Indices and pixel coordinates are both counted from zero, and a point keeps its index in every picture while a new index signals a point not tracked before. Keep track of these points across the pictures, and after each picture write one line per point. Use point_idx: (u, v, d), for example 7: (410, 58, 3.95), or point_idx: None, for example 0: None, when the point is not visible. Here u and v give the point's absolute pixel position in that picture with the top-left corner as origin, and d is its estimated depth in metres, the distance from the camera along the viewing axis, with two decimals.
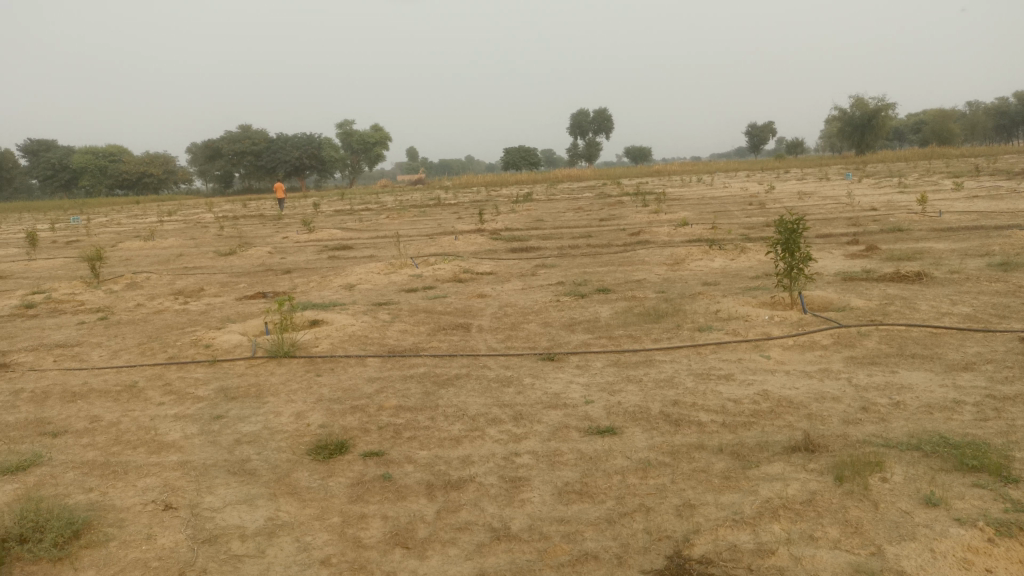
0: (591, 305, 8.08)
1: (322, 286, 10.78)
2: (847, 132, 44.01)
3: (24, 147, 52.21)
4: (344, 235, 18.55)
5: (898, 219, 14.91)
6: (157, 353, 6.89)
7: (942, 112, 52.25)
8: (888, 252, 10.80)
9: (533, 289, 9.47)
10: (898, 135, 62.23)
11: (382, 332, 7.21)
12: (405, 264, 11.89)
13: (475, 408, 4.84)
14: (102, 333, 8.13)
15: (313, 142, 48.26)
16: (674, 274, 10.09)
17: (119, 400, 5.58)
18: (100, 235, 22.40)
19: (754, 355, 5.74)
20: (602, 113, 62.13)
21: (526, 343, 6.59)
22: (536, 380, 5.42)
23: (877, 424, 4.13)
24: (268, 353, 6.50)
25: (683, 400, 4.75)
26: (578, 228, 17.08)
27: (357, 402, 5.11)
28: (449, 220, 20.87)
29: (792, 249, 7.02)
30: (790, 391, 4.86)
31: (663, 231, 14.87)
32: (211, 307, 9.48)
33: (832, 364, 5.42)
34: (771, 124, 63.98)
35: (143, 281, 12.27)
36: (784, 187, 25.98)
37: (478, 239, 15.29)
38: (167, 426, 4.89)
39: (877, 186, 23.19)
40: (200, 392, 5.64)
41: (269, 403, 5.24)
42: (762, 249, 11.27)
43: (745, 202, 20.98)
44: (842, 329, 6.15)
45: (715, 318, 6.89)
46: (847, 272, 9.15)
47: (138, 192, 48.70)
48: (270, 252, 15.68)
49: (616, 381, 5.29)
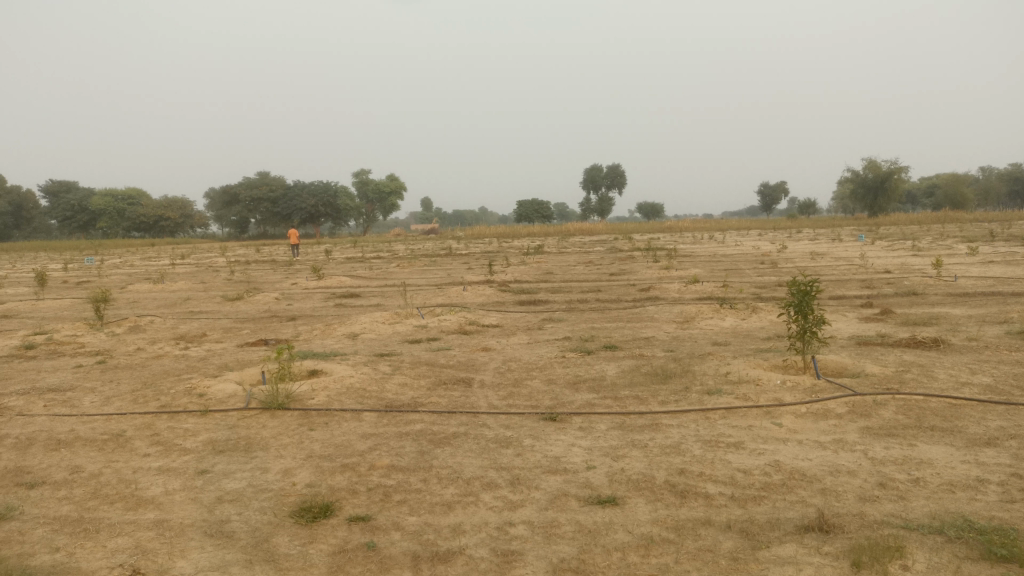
0: (597, 363, 7.86)
1: (325, 335, 10.63)
2: (860, 194, 44.05)
3: (45, 187, 53.02)
4: (353, 283, 18.50)
5: (913, 283, 14.70)
6: (149, 400, 6.72)
7: (955, 177, 52.31)
8: (903, 316, 10.58)
9: (538, 344, 9.28)
10: (910, 198, 62.34)
11: (381, 384, 7.01)
12: (410, 314, 11.74)
13: (471, 470, 4.61)
14: (97, 377, 7.98)
15: (329, 190, 48.76)
16: (684, 332, 9.88)
17: (103, 450, 5.38)
18: (111, 277, 22.47)
19: (765, 422, 5.50)
20: (615, 168, 62.66)
21: (528, 401, 6.37)
22: (537, 442, 5.19)
23: (895, 503, 3.88)
24: (262, 404, 6.32)
25: (689, 469, 4.51)
26: (588, 283, 16.94)
27: (348, 460, 4.89)
28: (458, 271, 20.80)
29: (806, 311, 6.82)
30: (803, 463, 4.61)
31: (673, 287, 14.70)
32: (211, 353, 9.33)
33: (847, 435, 5.17)
34: (783, 183, 64.23)
35: (147, 324, 12.17)
36: (797, 247, 25.87)
37: (486, 290, 15.17)
38: (148, 480, 4.68)
39: (891, 248, 23.01)
40: (187, 444, 5.45)
41: (257, 458, 5.03)
42: (774, 309, 11.07)
43: (757, 261, 20.83)
44: (857, 397, 5.91)
45: (725, 381, 6.66)
46: (862, 336, 8.91)
47: (154, 235, 49.18)
48: (277, 298, 15.61)
49: (620, 445, 5.06)
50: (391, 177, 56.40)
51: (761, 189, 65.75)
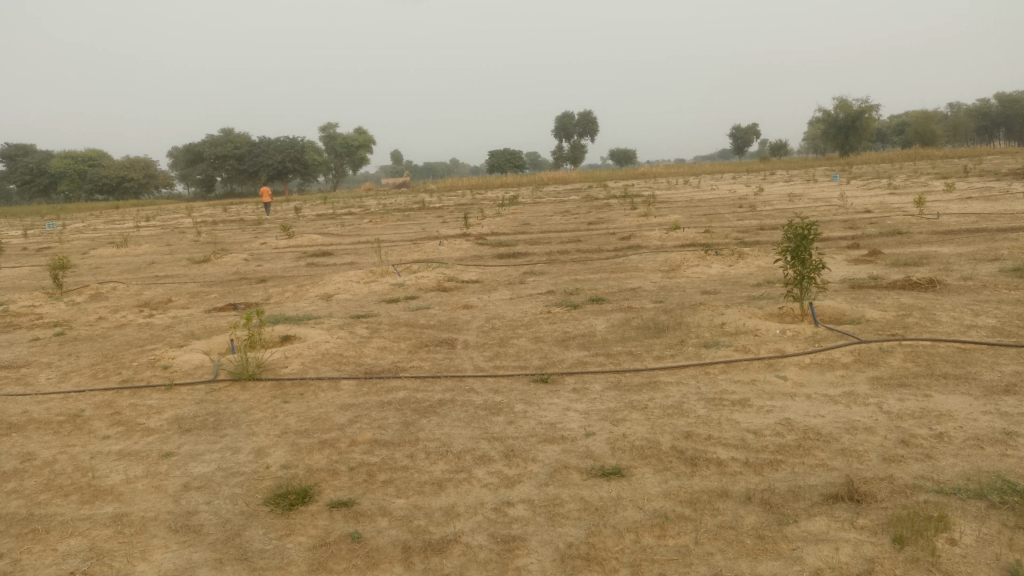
0: (585, 317, 7.50)
1: (297, 297, 10.13)
2: (831, 134, 43.79)
3: (1, 151, 51.10)
4: (325, 240, 17.90)
5: (895, 222, 14.48)
6: (110, 375, 6.26)
7: (925, 114, 52.14)
8: (892, 257, 10.31)
9: (521, 299, 8.89)
10: (881, 137, 62.26)
11: (359, 349, 6.61)
12: (386, 271, 11.27)
13: (461, 443, 4.25)
14: (54, 351, 7.46)
15: (296, 145, 47.40)
16: (670, 282, 9.55)
17: (59, 433, 4.94)
18: (73, 242, 21.62)
19: (769, 376, 5.19)
20: (586, 115, 61.71)
21: (516, 361, 6.02)
22: (529, 407, 4.84)
23: (923, 464, 3.59)
24: (231, 375, 5.90)
25: (696, 433, 4.19)
26: (566, 233, 16.51)
27: (326, 436, 4.51)
28: (433, 225, 20.22)
29: (803, 257, 6.51)
30: (816, 420, 4.31)
31: (654, 234, 14.33)
32: (178, 321, 8.83)
33: (857, 387, 4.88)
34: (755, 125, 63.76)
35: (109, 292, 11.58)
36: (775, 188, 25.60)
37: (463, 244, 14.71)
38: (107, 466, 4.27)
39: (866, 188, 22.82)
40: (151, 423, 5.02)
41: (227, 438, 4.63)
42: (761, 254, 10.76)
43: (736, 205, 20.51)
44: (863, 345, 5.63)
45: (722, 333, 6.34)
46: (854, 279, 8.64)
47: (118, 197, 47.70)
48: (247, 259, 15.02)
49: (618, 407, 4.72)
50: (359, 130, 55.01)
51: (733, 132, 65.25)
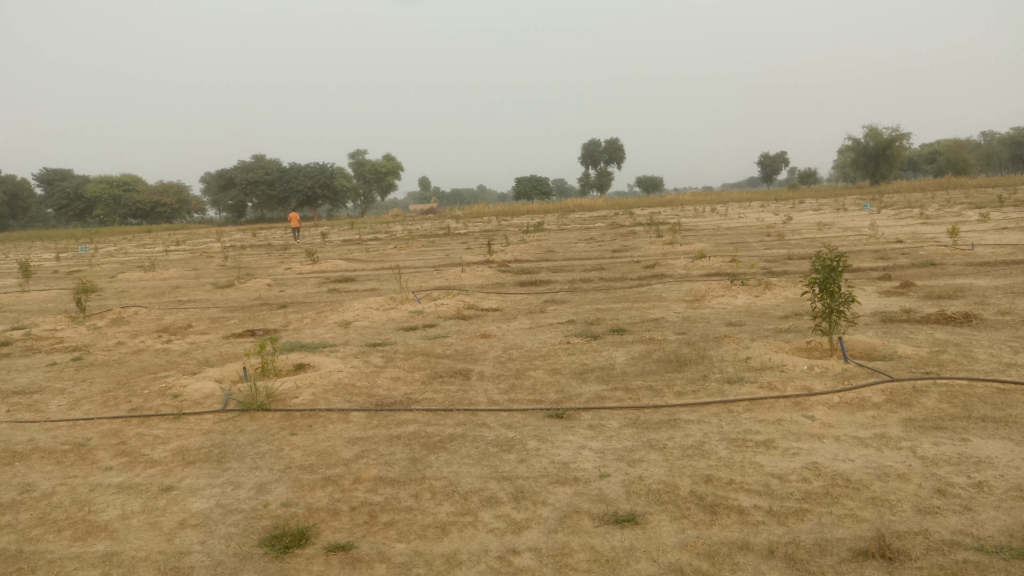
0: (605, 349, 7.30)
1: (316, 324, 10.05)
2: (861, 162, 43.28)
3: (39, 176, 52.32)
4: (348, 266, 17.90)
5: (928, 253, 14.10)
6: (119, 403, 6.17)
7: (957, 142, 51.39)
8: (925, 289, 9.98)
9: (541, 329, 8.70)
10: (912, 166, 61.45)
11: (371, 379, 6.46)
12: (406, 299, 11.17)
13: (469, 482, 4.06)
14: (69, 377, 7.42)
15: (325, 172, 47.89)
16: (694, 312, 9.32)
17: (61, 463, 4.84)
18: (102, 266, 21.88)
19: (795, 416, 4.95)
20: (613, 143, 61.79)
21: (532, 395, 5.83)
22: (542, 445, 4.65)
23: (962, 517, 3.34)
24: (240, 406, 5.78)
25: (717, 476, 3.97)
26: (590, 261, 16.33)
27: (330, 472, 4.35)
28: (457, 251, 20.16)
29: (832, 289, 6.26)
30: (845, 465, 4.06)
31: (679, 263, 14.11)
32: (194, 347, 8.77)
33: (889, 428, 4.62)
34: (783, 153, 63.26)
35: (130, 316, 11.59)
36: (803, 217, 25.24)
37: (485, 271, 14.60)
38: (105, 500, 4.14)
39: (897, 217, 22.40)
40: (155, 455, 4.91)
41: (230, 471, 4.50)
42: (789, 285, 10.49)
43: (764, 234, 20.23)
44: (895, 383, 5.36)
45: (747, 368, 6.09)
46: (886, 313, 8.34)
47: (151, 222, 48.47)
48: (270, 284, 15.02)
49: (635, 447, 4.51)
50: (387, 157, 55.51)
51: (761, 160, 64.80)
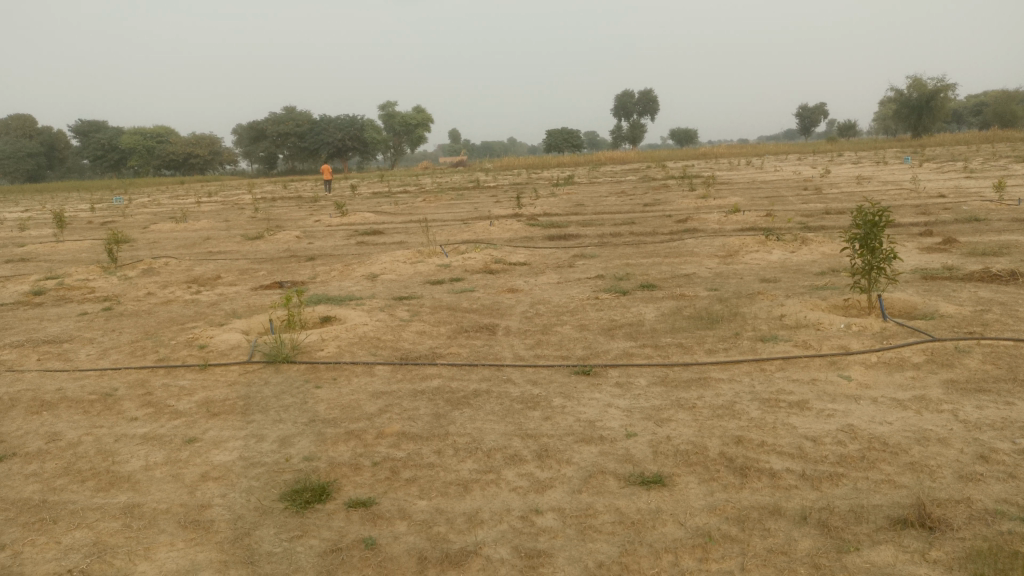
0: (634, 305, 7.15)
1: (343, 276, 10.03)
2: (903, 115, 41.92)
3: (74, 127, 52.80)
4: (377, 218, 17.84)
5: (972, 208, 13.63)
6: (147, 353, 6.19)
7: (1006, 93, 49.46)
8: (968, 246, 9.63)
9: (569, 284, 8.57)
10: (956, 118, 59.48)
11: (397, 333, 6.40)
12: (434, 252, 11.08)
13: (492, 440, 3.99)
14: (99, 327, 7.48)
15: (355, 124, 47.65)
16: (727, 268, 9.10)
17: (88, 413, 4.86)
18: (135, 216, 22.09)
19: (831, 376, 4.78)
20: (646, 94, 60.55)
21: (558, 351, 5.72)
22: (567, 402, 4.55)
23: (1006, 485, 3.18)
24: (266, 358, 5.76)
25: (748, 438, 3.84)
26: (620, 214, 16.07)
27: (353, 427, 4.30)
28: (486, 204, 19.99)
29: (873, 245, 6.04)
30: (882, 428, 3.91)
31: (712, 217, 13.80)
32: (223, 298, 8.78)
33: (929, 390, 4.44)
34: (823, 105, 61.47)
35: (161, 266, 11.67)
36: (842, 170, 24.61)
37: (513, 224, 14.43)
38: (129, 451, 4.15)
39: (940, 171, 21.68)
40: (180, 406, 4.91)
41: (254, 424, 4.48)
42: (826, 240, 10.19)
43: (800, 188, 19.75)
44: (936, 343, 5.15)
45: (781, 326, 5.91)
46: (927, 270, 8.05)
47: (184, 173, 48.83)
48: (299, 236, 15.02)
49: (663, 406, 4.39)
50: (417, 109, 55.06)
51: (799, 112, 63.08)
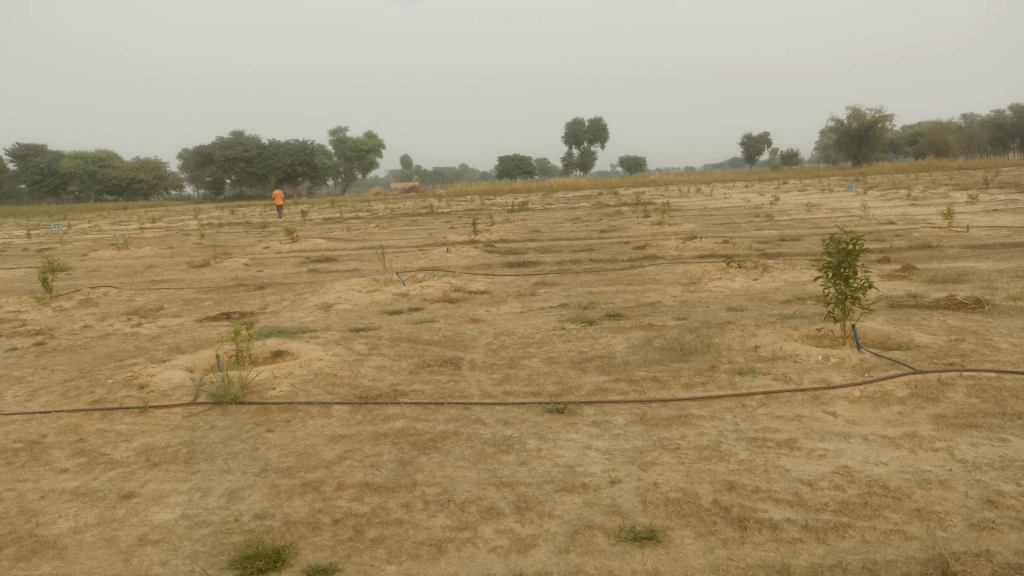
0: (602, 335, 6.90)
1: (296, 306, 9.59)
2: (843, 144, 43.08)
3: (12, 151, 50.93)
4: (329, 245, 17.37)
5: (922, 235, 13.85)
6: (81, 394, 5.68)
7: (938, 124, 51.50)
8: (928, 272, 9.66)
9: (533, 313, 8.29)
10: (894, 148, 61.51)
11: (355, 369, 6.01)
12: (390, 280, 10.70)
13: (465, 490, 3.65)
14: (29, 364, 6.90)
15: (305, 149, 46.93)
16: (692, 296, 8.94)
17: (11, 465, 4.37)
18: (74, 243, 21.14)
19: (816, 412, 4.57)
20: (596, 122, 61.39)
21: (528, 387, 5.42)
22: (543, 444, 4.24)
23: (1021, 534, 2.98)
24: (212, 399, 5.32)
25: (741, 483, 3.58)
26: (578, 241, 15.93)
27: (311, 477, 3.92)
28: (441, 230, 19.68)
29: (846, 274, 5.90)
30: (879, 470, 3.70)
31: (670, 244, 13.73)
32: (166, 332, 8.25)
33: (919, 427, 4.26)
34: (766, 134, 63.00)
35: (100, 297, 11.03)
36: (790, 197, 25.00)
37: (470, 251, 14.12)
38: (56, 510, 3.68)
39: (886, 199, 22.17)
40: (115, 455, 4.44)
41: (200, 475, 4.05)
42: (787, 267, 10.14)
43: (752, 214, 19.94)
44: (918, 375, 5.00)
45: (757, 358, 5.71)
46: (892, 298, 8.00)
47: (128, 199, 47.42)
48: (247, 264, 14.47)
49: (646, 447, 4.11)
50: (369, 134, 54.64)
51: (743, 141, 64.42)
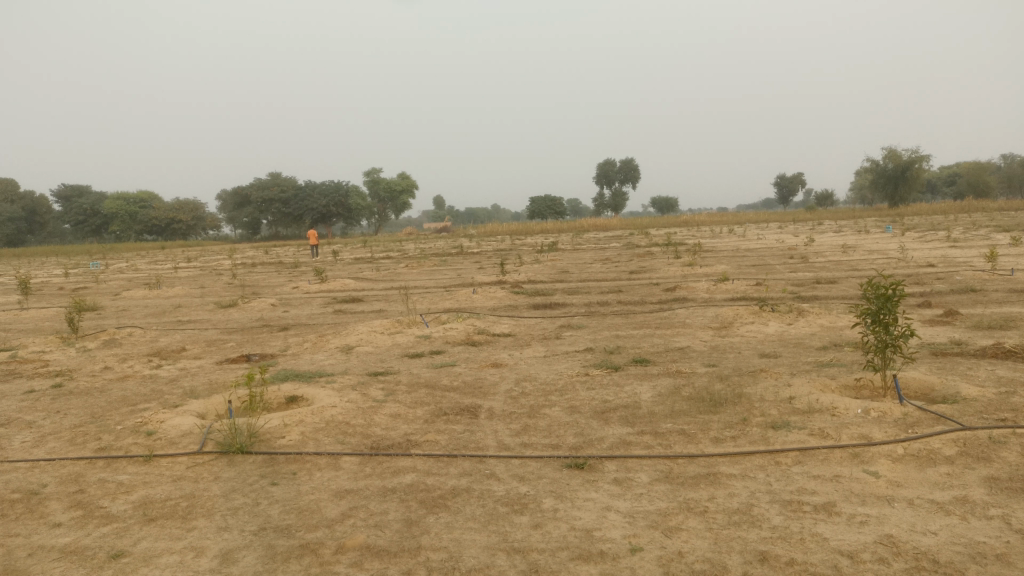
0: (628, 383, 6.61)
1: (316, 348, 9.46)
2: (880, 184, 42.37)
3: (57, 192, 52.31)
4: (357, 285, 17.33)
5: (964, 278, 13.34)
6: (88, 440, 5.54)
7: (977, 163, 50.62)
8: (972, 318, 9.22)
9: (557, 358, 8.03)
10: (931, 188, 60.49)
11: (368, 417, 5.79)
12: (413, 321, 10.53)
13: (473, 556, 3.39)
14: (43, 407, 6.80)
15: (340, 190, 47.45)
16: (722, 341, 8.62)
17: (6, 517, 4.20)
18: (109, 282, 21.42)
19: (855, 472, 4.24)
20: (627, 163, 61.40)
21: (548, 438, 5.15)
22: (560, 505, 3.96)
23: None
24: (219, 448, 5.13)
25: (774, 554, 3.26)
26: (607, 282, 15.68)
27: (311, 538, 3.68)
28: (469, 271, 19.56)
29: (886, 320, 5.57)
30: (927, 540, 3.36)
31: (701, 286, 13.40)
32: (184, 374, 8.13)
33: (971, 490, 3.90)
34: (800, 175, 62.44)
35: (125, 337, 11.02)
36: (825, 238, 24.53)
37: (497, 292, 13.93)
38: (41, 570, 3.49)
39: (924, 240, 21.66)
40: (113, 508, 4.26)
41: (196, 533, 3.84)
42: (822, 311, 9.76)
43: (786, 255, 19.55)
44: (968, 432, 4.64)
45: (791, 410, 5.38)
46: (935, 345, 7.59)
47: (166, 238, 48.40)
48: (274, 304, 14.44)
49: (670, 510, 3.81)
50: (402, 175, 55.20)
51: (776, 181, 63.84)
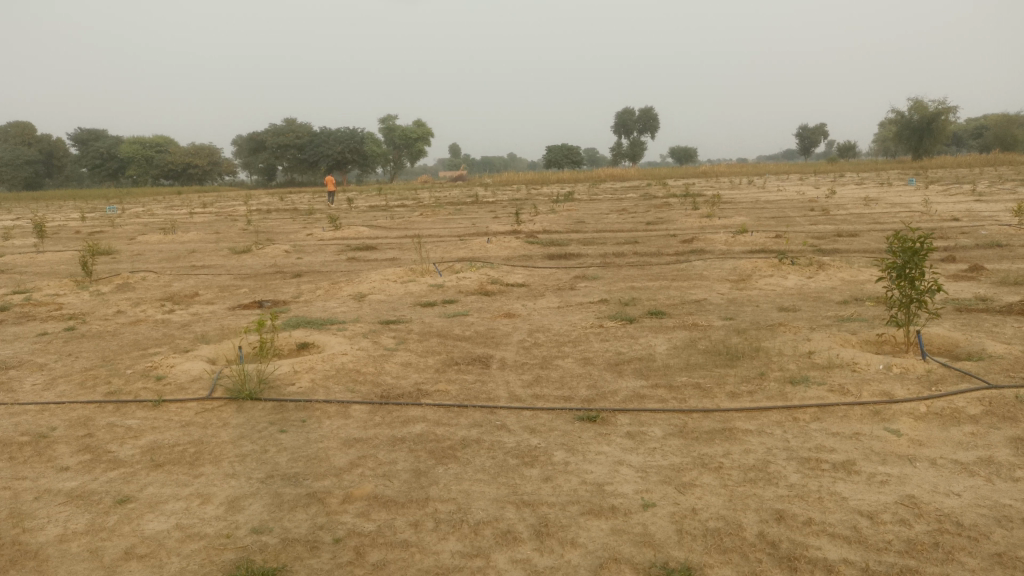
0: (643, 335, 6.48)
1: (329, 296, 9.38)
2: (905, 136, 41.36)
3: (74, 136, 52.13)
4: (371, 233, 17.20)
5: (990, 233, 13.01)
6: (98, 385, 5.51)
7: (1007, 116, 49.29)
8: (997, 273, 8.98)
9: (571, 309, 7.91)
10: (956, 140, 59.09)
11: (379, 365, 5.73)
12: (427, 270, 10.41)
13: (483, 508, 3.32)
14: (54, 350, 6.78)
15: (355, 136, 46.99)
16: (739, 294, 8.46)
17: (14, 460, 4.18)
18: (126, 226, 21.40)
19: (876, 430, 4.12)
20: (646, 112, 60.36)
21: (560, 390, 5.06)
22: (572, 458, 3.88)
23: None
24: (229, 394, 5.08)
25: (791, 513, 3.17)
26: (623, 233, 15.46)
27: (318, 488, 3.62)
28: (484, 220, 19.38)
29: (912, 275, 5.38)
30: (950, 502, 3.25)
31: (719, 238, 13.17)
32: (196, 320, 8.08)
33: (996, 451, 3.78)
34: (823, 126, 61.16)
35: (139, 282, 10.98)
36: (847, 191, 24.09)
37: (512, 241, 13.79)
38: (46, 514, 3.46)
39: (948, 193, 21.18)
40: (121, 453, 4.22)
41: (203, 480, 3.79)
42: (844, 265, 9.55)
43: (806, 208, 19.18)
44: (993, 391, 4.49)
45: (810, 365, 5.25)
46: (960, 301, 7.39)
47: (183, 183, 48.31)
48: (288, 250, 14.35)
49: (684, 466, 3.72)
50: (418, 123, 54.55)
51: (798, 132, 62.58)
